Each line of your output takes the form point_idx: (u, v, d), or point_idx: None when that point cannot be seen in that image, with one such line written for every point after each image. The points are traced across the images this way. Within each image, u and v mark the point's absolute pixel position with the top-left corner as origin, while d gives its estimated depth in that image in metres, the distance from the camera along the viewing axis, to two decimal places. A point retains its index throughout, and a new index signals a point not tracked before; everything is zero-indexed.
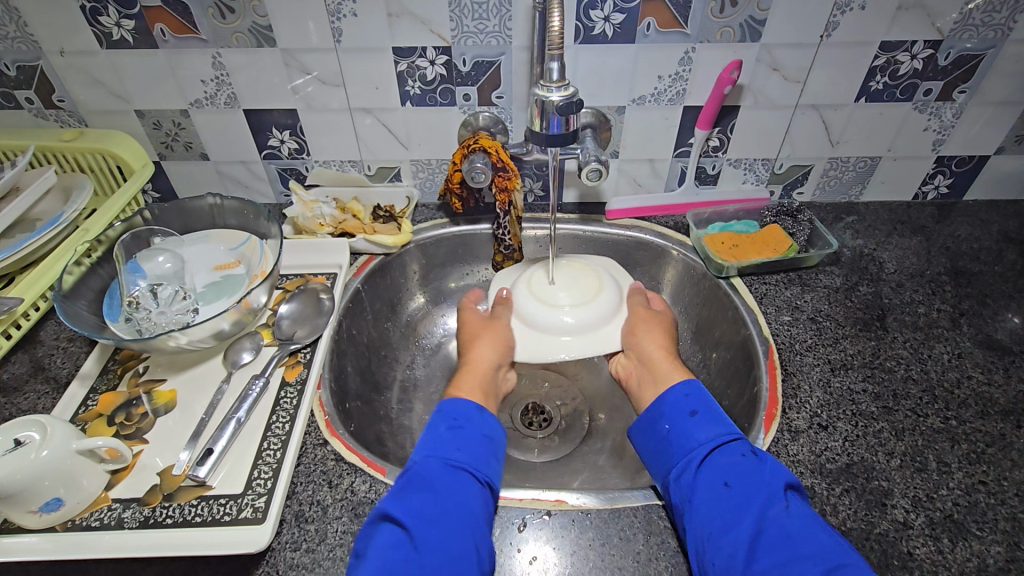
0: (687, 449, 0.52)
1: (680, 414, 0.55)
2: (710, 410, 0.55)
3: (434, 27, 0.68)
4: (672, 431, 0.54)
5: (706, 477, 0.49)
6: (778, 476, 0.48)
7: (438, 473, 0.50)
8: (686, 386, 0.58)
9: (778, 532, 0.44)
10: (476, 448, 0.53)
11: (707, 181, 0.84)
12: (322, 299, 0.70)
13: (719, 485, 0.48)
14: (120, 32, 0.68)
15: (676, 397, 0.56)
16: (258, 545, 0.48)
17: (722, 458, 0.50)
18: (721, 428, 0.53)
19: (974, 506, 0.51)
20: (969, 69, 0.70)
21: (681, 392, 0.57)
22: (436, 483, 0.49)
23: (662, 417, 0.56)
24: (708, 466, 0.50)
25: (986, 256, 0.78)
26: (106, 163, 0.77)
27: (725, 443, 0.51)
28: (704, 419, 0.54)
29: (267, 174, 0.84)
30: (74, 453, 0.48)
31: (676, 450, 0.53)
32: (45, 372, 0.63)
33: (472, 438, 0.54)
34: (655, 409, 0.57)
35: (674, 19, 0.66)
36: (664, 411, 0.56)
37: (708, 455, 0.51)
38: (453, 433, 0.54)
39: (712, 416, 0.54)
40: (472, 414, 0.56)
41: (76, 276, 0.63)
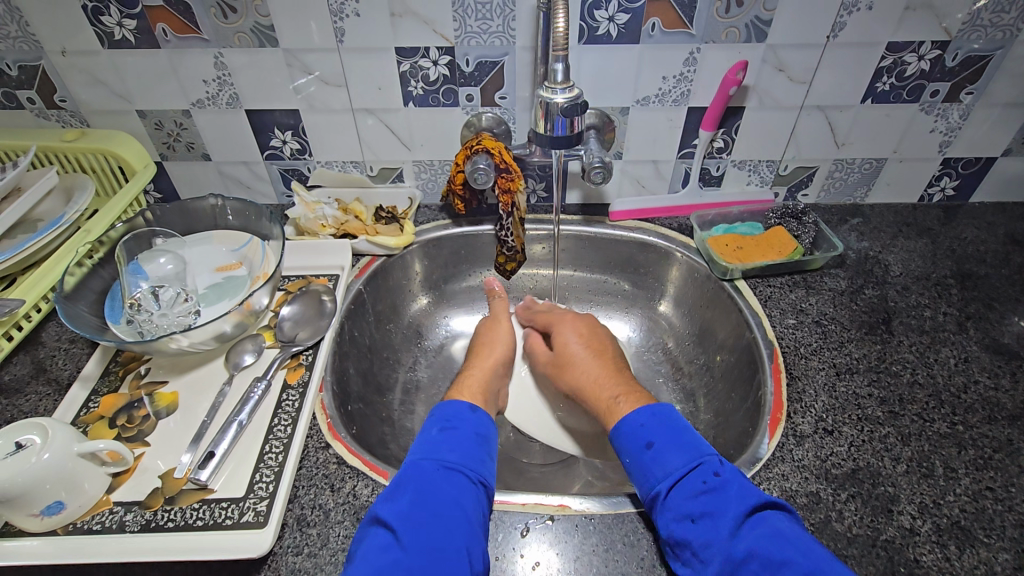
0: (649, 484, 0.51)
1: (637, 447, 0.54)
2: (664, 439, 0.53)
3: (437, 27, 0.67)
4: (632, 465, 0.54)
5: (673, 512, 0.48)
6: (742, 503, 0.47)
7: (430, 473, 0.50)
8: (639, 414, 0.56)
9: (755, 559, 0.43)
10: (469, 449, 0.53)
11: (711, 182, 0.84)
12: (324, 301, 0.70)
13: (686, 519, 0.47)
14: (121, 32, 0.68)
15: (629, 431, 0.55)
16: (260, 550, 0.48)
17: (683, 492, 0.49)
18: (680, 455, 0.52)
19: (982, 512, 0.51)
20: (977, 70, 0.70)
21: (636, 421, 0.56)
22: (429, 483, 0.49)
23: (623, 452, 0.55)
24: (673, 499, 0.49)
25: (992, 259, 0.77)
26: (108, 163, 0.76)
27: (686, 473, 0.50)
28: (662, 448, 0.53)
29: (269, 174, 0.84)
30: (75, 456, 0.48)
31: (641, 483, 0.52)
32: (46, 374, 0.63)
33: (464, 438, 0.54)
34: (616, 442, 0.56)
35: (679, 20, 0.66)
36: (624, 444, 0.55)
37: (671, 488, 0.50)
38: (443, 433, 0.54)
39: (670, 445, 0.53)
40: (462, 414, 0.57)
41: (78, 277, 0.62)
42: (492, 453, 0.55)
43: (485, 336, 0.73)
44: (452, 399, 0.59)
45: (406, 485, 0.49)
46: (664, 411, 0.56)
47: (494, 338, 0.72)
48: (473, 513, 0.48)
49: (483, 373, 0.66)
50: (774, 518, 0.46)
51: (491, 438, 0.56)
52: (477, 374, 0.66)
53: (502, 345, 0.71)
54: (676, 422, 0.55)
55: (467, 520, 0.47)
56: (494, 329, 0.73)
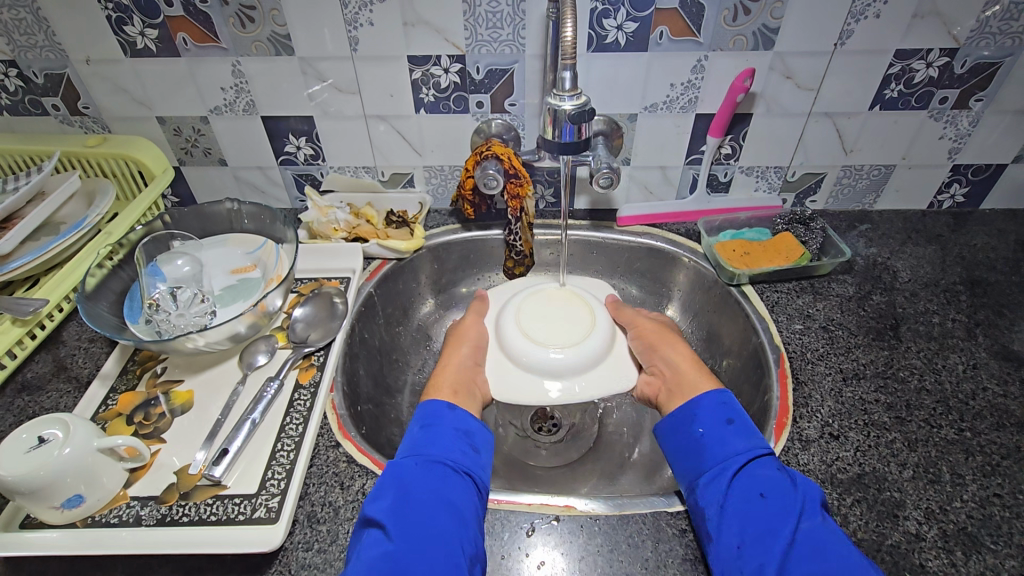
0: (716, 458, 0.52)
1: (717, 420, 0.55)
2: (745, 421, 0.55)
3: (449, 36, 0.69)
4: (705, 437, 0.54)
5: (742, 485, 0.49)
6: (812, 491, 0.48)
7: (411, 468, 0.51)
8: (719, 394, 0.58)
9: (810, 544, 0.44)
10: (450, 443, 0.54)
11: (718, 188, 0.84)
12: (335, 303, 0.71)
13: (755, 495, 0.48)
14: (144, 41, 0.70)
15: (710, 405, 0.57)
16: (272, 545, 0.49)
17: (763, 466, 0.50)
18: (758, 436, 0.53)
19: (989, 518, 0.51)
20: (986, 76, 0.70)
21: (718, 400, 0.57)
22: (410, 478, 0.50)
23: (697, 422, 0.56)
24: (743, 475, 0.50)
25: (1002, 265, 0.77)
26: (129, 168, 0.79)
27: (764, 454, 0.51)
28: (741, 427, 0.54)
29: (284, 179, 0.86)
30: (96, 451, 0.49)
31: (709, 455, 0.53)
32: (66, 371, 0.65)
33: (445, 433, 0.55)
34: (688, 412, 0.57)
35: (686, 28, 0.67)
36: (699, 415, 0.56)
37: (744, 463, 0.51)
38: (424, 431, 0.55)
39: (748, 426, 0.54)
40: (441, 411, 0.57)
41: (98, 277, 0.64)
42: (477, 446, 0.56)
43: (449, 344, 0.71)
44: (430, 399, 0.60)
45: (390, 482, 0.50)
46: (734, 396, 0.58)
47: (462, 334, 0.72)
48: (459, 503, 0.49)
49: (451, 372, 0.65)
50: (829, 517, 0.47)
51: (475, 431, 0.57)
52: (446, 374, 0.65)
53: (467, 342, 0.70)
54: (751, 409, 0.57)
55: (454, 512, 0.48)
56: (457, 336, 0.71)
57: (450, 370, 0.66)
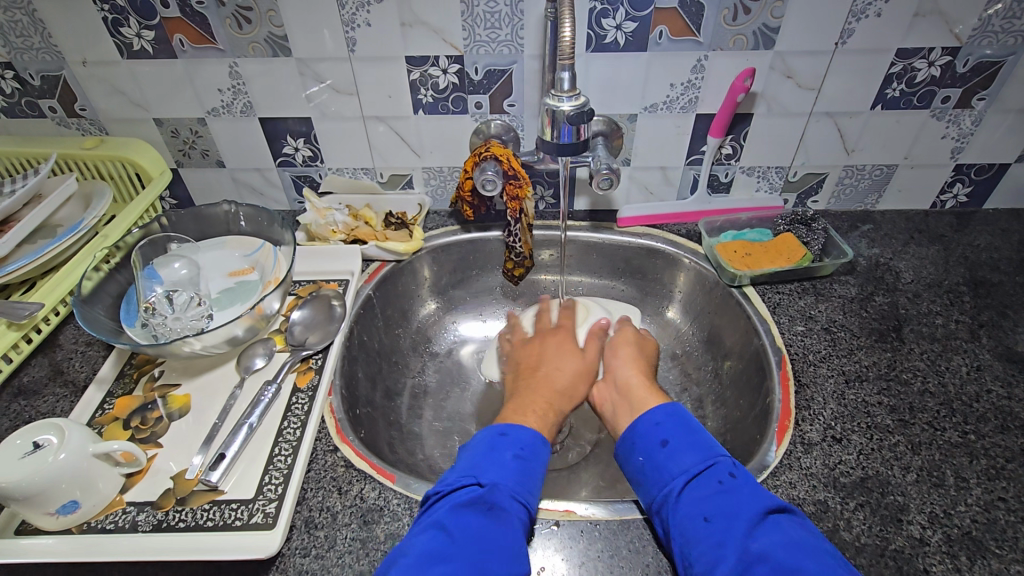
0: (662, 484, 0.51)
1: (652, 446, 0.53)
2: (679, 438, 0.53)
3: (447, 36, 0.68)
4: (645, 464, 0.53)
5: (684, 513, 0.47)
6: (755, 504, 0.46)
7: (506, 502, 0.48)
8: (654, 413, 0.56)
9: (764, 561, 0.42)
10: (532, 480, 0.51)
11: (719, 189, 0.84)
12: (333, 306, 0.71)
13: (699, 520, 0.46)
14: (140, 43, 0.70)
15: (644, 427, 0.55)
16: (268, 551, 0.49)
17: (698, 490, 0.48)
18: (693, 454, 0.51)
19: (994, 523, 0.50)
20: (989, 76, 0.69)
21: (651, 419, 0.55)
22: (501, 513, 0.47)
23: (634, 451, 0.54)
24: (686, 499, 0.48)
25: (1006, 266, 0.76)
26: (126, 171, 0.78)
27: (699, 473, 0.50)
28: (675, 448, 0.52)
29: (282, 181, 0.85)
30: (91, 456, 0.49)
31: (654, 484, 0.51)
32: (63, 376, 0.65)
33: (533, 468, 0.52)
34: (627, 439, 0.55)
35: (686, 27, 0.66)
36: (636, 442, 0.55)
37: (683, 488, 0.49)
38: (520, 463, 0.51)
39: (686, 444, 0.52)
40: (536, 448, 0.53)
41: (95, 281, 0.64)
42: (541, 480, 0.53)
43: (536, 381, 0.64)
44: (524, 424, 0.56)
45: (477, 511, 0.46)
46: (678, 409, 0.56)
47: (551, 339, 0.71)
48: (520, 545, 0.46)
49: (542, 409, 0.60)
50: (789, 524, 0.44)
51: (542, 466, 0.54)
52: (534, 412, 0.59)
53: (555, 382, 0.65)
54: (689, 422, 0.54)
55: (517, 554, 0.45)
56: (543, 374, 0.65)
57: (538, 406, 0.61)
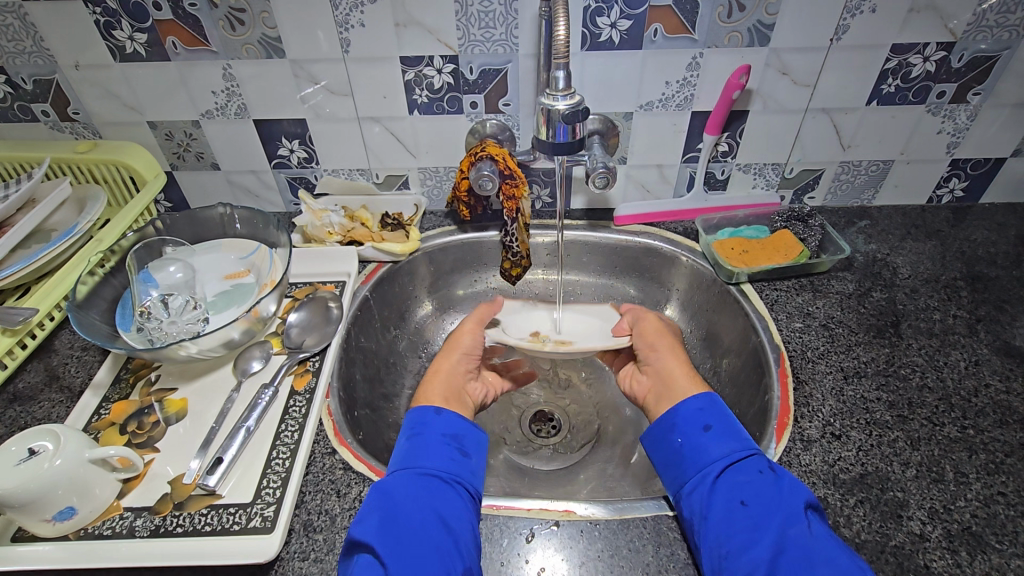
0: (699, 465, 0.51)
1: (694, 428, 0.54)
2: (724, 425, 0.53)
3: (441, 36, 0.68)
4: (684, 445, 0.53)
5: (719, 494, 0.48)
6: (797, 495, 0.47)
7: (400, 482, 0.49)
8: (700, 398, 0.56)
9: (799, 549, 0.43)
10: (440, 452, 0.52)
11: (716, 186, 0.83)
12: (331, 308, 0.70)
13: (737, 503, 0.47)
14: (133, 45, 0.69)
15: (688, 411, 0.55)
16: (267, 555, 0.49)
17: (738, 474, 0.49)
18: (737, 442, 0.52)
19: (994, 518, 0.50)
20: (984, 70, 0.69)
21: (695, 405, 0.56)
22: (399, 492, 0.48)
23: (675, 431, 0.55)
24: (724, 482, 0.49)
25: (1002, 260, 0.76)
26: (120, 174, 0.78)
27: (742, 458, 0.50)
28: (718, 433, 0.53)
29: (278, 183, 0.85)
30: (87, 462, 0.49)
31: (689, 465, 0.52)
32: (59, 381, 0.64)
33: (432, 442, 0.53)
34: (667, 419, 0.56)
35: (681, 25, 0.66)
36: (677, 423, 0.55)
37: (723, 471, 0.50)
38: (411, 441, 0.53)
39: (728, 431, 0.53)
40: (428, 419, 0.55)
41: (90, 285, 0.64)
42: (466, 450, 0.54)
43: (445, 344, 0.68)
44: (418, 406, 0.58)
45: (377, 499, 0.48)
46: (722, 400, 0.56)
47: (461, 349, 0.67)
48: (451, 516, 0.47)
49: (444, 377, 0.63)
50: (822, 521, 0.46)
51: (464, 434, 0.55)
52: (438, 380, 0.62)
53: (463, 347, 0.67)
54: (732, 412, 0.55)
55: (443, 524, 0.46)
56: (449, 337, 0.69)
57: (442, 375, 0.63)
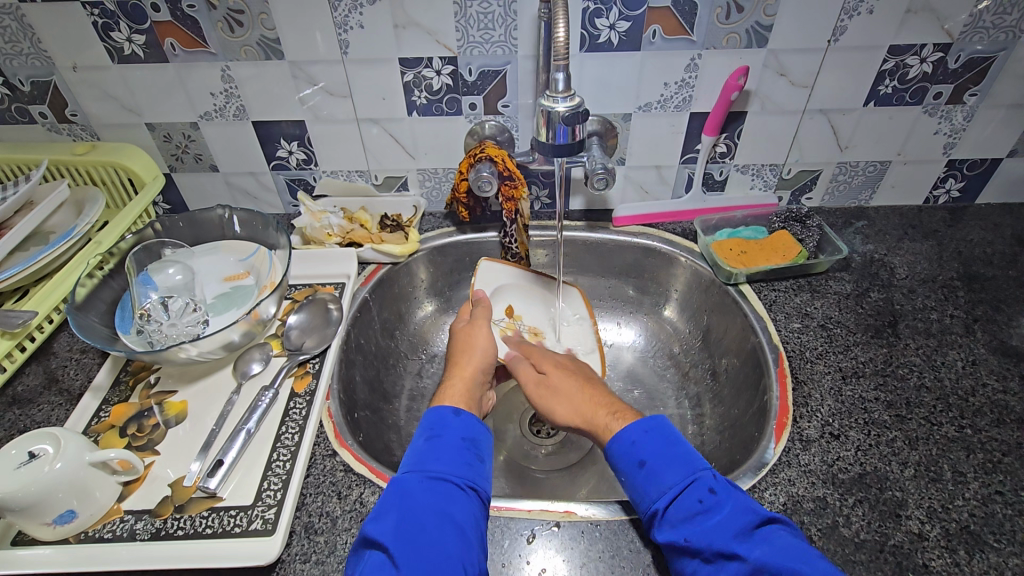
0: (644, 502, 0.50)
1: (630, 464, 0.52)
2: (654, 458, 0.51)
3: (440, 37, 0.68)
4: (629, 482, 0.52)
5: (667, 530, 0.47)
6: (738, 518, 0.46)
7: (416, 485, 0.49)
8: (632, 430, 0.54)
9: (756, 573, 0.42)
10: (456, 455, 0.52)
11: (714, 187, 0.84)
12: (330, 309, 0.71)
13: (682, 539, 0.46)
14: (131, 47, 0.69)
15: (620, 449, 0.53)
16: (268, 558, 0.49)
17: (679, 510, 0.48)
18: (673, 472, 0.50)
19: (992, 516, 0.51)
20: (980, 71, 0.70)
21: (628, 439, 0.54)
22: (415, 496, 0.48)
23: (619, 470, 0.53)
24: (669, 518, 0.48)
25: (999, 260, 0.77)
26: (118, 176, 0.78)
27: (680, 492, 0.49)
28: (654, 467, 0.51)
29: (277, 185, 0.85)
30: (87, 465, 0.48)
31: (638, 500, 0.50)
32: (58, 384, 0.64)
33: (450, 444, 0.53)
34: (610, 457, 0.54)
35: (680, 26, 0.66)
36: (618, 460, 0.54)
37: (667, 507, 0.48)
38: (429, 443, 0.53)
39: (662, 462, 0.51)
40: (446, 420, 0.56)
41: (89, 288, 0.64)
42: (482, 455, 0.54)
43: (462, 334, 0.70)
44: (437, 405, 0.58)
45: (393, 502, 0.48)
46: (657, 424, 0.54)
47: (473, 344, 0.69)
48: (464, 522, 0.47)
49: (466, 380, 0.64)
50: (773, 535, 0.45)
51: (480, 439, 0.55)
52: (461, 381, 0.63)
53: (481, 349, 0.68)
54: (670, 435, 0.53)
55: (458, 529, 0.46)
56: (471, 328, 0.71)
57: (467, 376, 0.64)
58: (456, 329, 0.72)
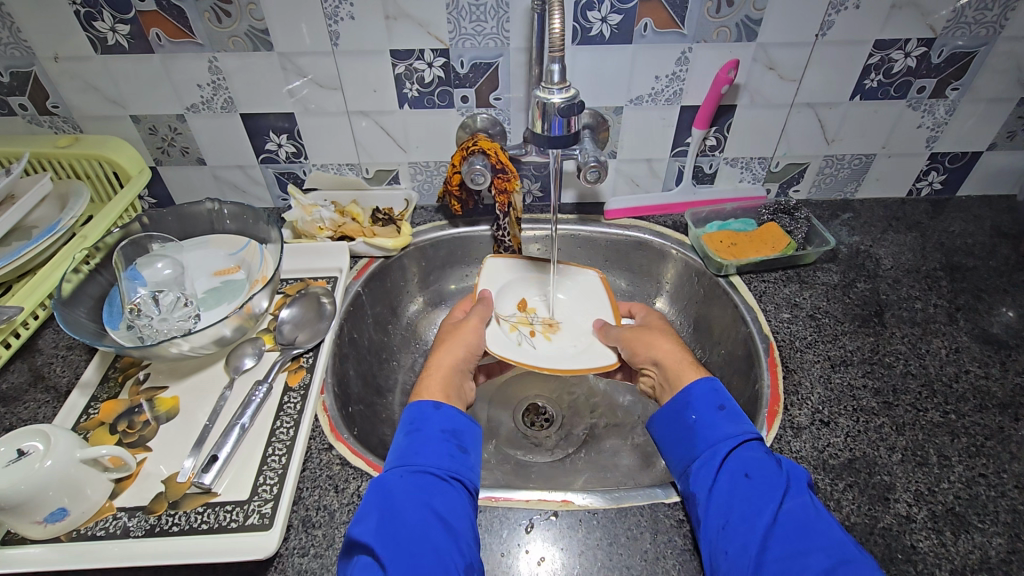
0: (709, 441, 0.52)
1: (708, 407, 0.55)
2: (735, 407, 0.55)
3: (432, 30, 0.68)
4: (697, 422, 0.54)
5: (726, 469, 0.50)
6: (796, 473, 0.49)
7: (398, 482, 0.49)
8: (712, 380, 0.58)
9: (794, 523, 0.45)
10: (438, 448, 0.52)
11: (704, 179, 0.85)
12: (323, 303, 0.70)
13: (741, 476, 0.49)
14: (115, 37, 0.68)
15: (700, 392, 0.56)
16: (266, 552, 0.48)
17: (747, 451, 0.51)
18: (747, 423, 0.53)
19: (975, 498, 0.52)
20: (961, 66, 0.71)
21: (710, 385, 0.57)
22: (398, 492, 0.48)
23: (688, 409, 0.56)
24: (734, 457, 0.51)
25: (979, 251, 0.79)
26: (103, 169, 0.76)
27: (749, 439, 0.52)
28: (730, 413, 0.54)
29: (265, 178, 0.84)
30: (78, 462, 0.48)
31: (701, 440, 0.53)
32: (44, 381, 0.63)
33: (431, 438, 0.53)
34: (681, 398, 0.57)
35: (670, 20, 0.67)
36: (691, 402, 0.56)
37: (733, 448, 0.51)
38: (409, 438, 0.53)
39: (740, 414, 0.54)
40: (427, 414, 0.55)
41: (75, 283, 0.62)
42: (465, 446, 0.54)
43: (444, 330, 0.68)
44: (417, 400, 0.58)
45: (375, 501, 0.47)
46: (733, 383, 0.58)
47: (453, 330, 0.68)
48: (448, 513, 0.47)
49: (443, 372, 0.62)
50: (817, 500, 0.48)
51: (462, 431, 0.55)
52: (439, 373, 0.62)
53: (465, 337, 0.67)
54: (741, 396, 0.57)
55: (442, 522, 0.46)
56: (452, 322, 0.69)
57: (443, 370, 0.62)
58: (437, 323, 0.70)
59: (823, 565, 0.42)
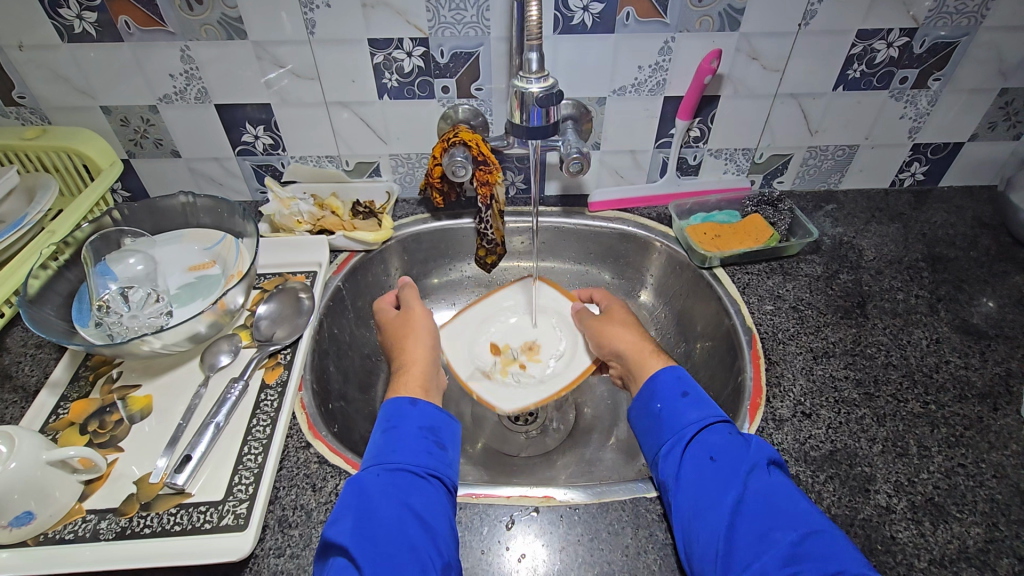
0: (676, 428, 0.53)
1: (672, 394, 0.56)
2: (700, 393, 0.56)
3: (410, 18, 0.66)
4: (663, 410, 0.55)
5: (691, 453, 0.50)
6: (762, 453, 0.49)
7: (374, 481, 0.48)
8: (675, 368, 0.58)
9: (761, 504, 0.45)
10: (415, 444, 0.51)
11: (688, 171, 0.84)
12: (300, 299, 0.68)
13: (707, 460, 0.49)
14: (82, 25, 0.65)
15: (665, 379, 0.57)
16: (241, 553, 0.47)
17: (710, 436, 0.51)
18: (710, 407, 0.54)
19: (955, 488, 0.52)
20: (943, 56, 0.71)
21: (673, 373, 0.58)
22: (375, 492, 0.47)
23: (653, 397, 0.56)
24: (699, 442, 0.51)
25: (961, 242, 0.79)
26: (72, 162, 0.74)
27: (713, 423, 0.52)
28: (694, 399, 0.55)
29: (242, 171, 0.82)
30: (44, 464, 0.46)
31: (667, 428, 0.54)
32: (12, 380, 0.61)
33: (408, 435, 0.52)
34: (647, 388, 0.57)
35: (653, 9, 0.66)
36: (657, 390, 0.56)
37: (697, 434, 0.52)
38: (386, 436, 0.52)
39: (702, 399, 0.55)
40: (404, 410, 0.54)
41: (43, 280, 0.60)
42: (442, 442, 0.53)
43: (403, 326, 0.67)
44: (396, 397, 0.57)
45: (352, 501, 0.46)
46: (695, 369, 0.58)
47: (411, 325, 0.66)
48: (425, 511, 0.46)
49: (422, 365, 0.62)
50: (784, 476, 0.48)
51: (440, 427, 0.54)
52: (416, 367, 0.62)
53: (423, 328, 0.66)
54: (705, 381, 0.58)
55: (419, 521, 0.45)
56: (408, 315, 0.67)
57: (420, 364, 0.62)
58: (393, 321, 0.68)
59: (789, 539, 0.43)
